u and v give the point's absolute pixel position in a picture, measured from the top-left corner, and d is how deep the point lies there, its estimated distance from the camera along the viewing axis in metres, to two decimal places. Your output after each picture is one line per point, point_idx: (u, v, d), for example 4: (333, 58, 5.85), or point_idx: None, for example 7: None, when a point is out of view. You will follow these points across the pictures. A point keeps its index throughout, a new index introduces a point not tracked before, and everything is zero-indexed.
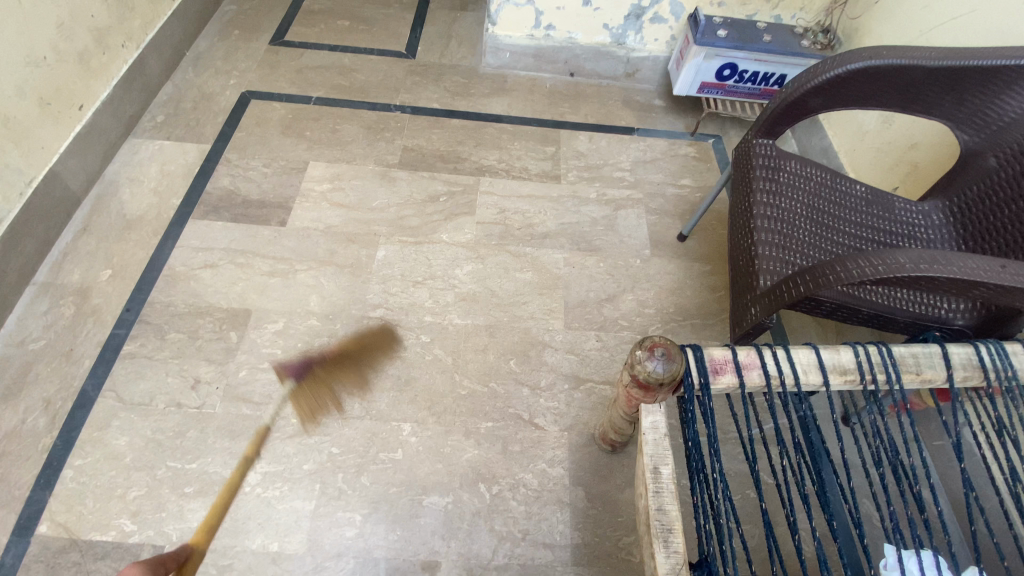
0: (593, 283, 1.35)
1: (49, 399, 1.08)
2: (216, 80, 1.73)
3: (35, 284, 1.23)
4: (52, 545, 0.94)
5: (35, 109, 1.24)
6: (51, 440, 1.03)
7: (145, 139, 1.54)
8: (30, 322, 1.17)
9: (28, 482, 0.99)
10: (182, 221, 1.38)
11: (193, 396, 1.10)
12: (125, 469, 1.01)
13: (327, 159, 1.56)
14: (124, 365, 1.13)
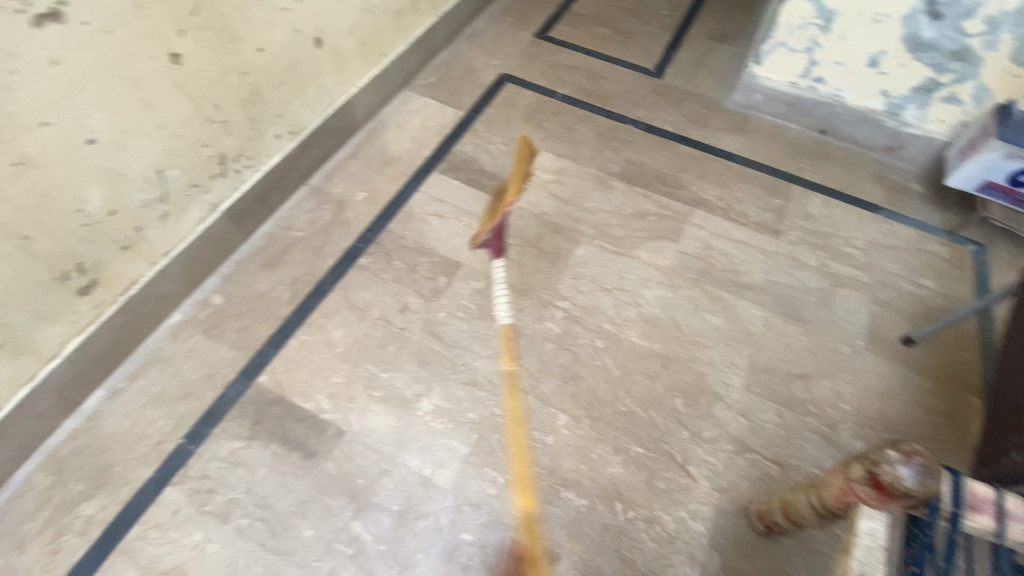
0: (788, 354, 1.26)
1: (295, 279, 1.31)
2: (483, 56, 1.92)
3: (309, 186, 1.49)
4: (268, 393, 1.14)
5: (356, 48, 1.50)
6: (289, 312, 1.26)
7: (416, 92, 1.78)
8: (299, 215, 1.43)
9: (266, 338, 1.22)
10: (426, 170, 1.57)
11: (397, 319, 1.27)
12: (333, 358, 1.20)
13: (557, 150, 1.65)
14: (354, 274, 1.33)
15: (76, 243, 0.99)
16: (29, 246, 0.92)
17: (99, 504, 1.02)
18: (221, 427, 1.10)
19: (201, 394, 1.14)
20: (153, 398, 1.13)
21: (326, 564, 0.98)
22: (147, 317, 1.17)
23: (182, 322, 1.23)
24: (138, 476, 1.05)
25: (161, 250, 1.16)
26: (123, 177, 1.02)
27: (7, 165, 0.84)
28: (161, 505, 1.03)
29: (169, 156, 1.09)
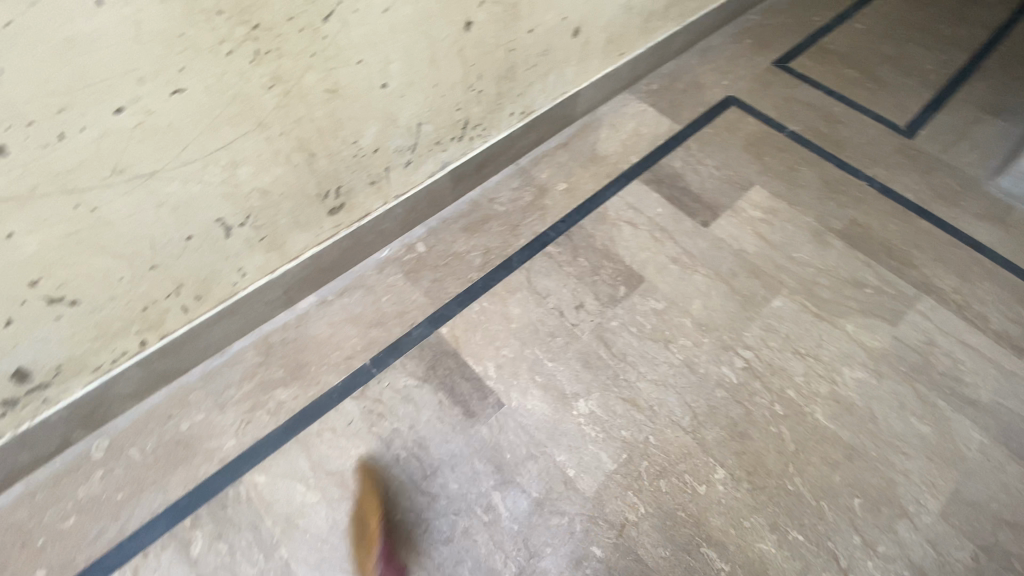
0: (1006, 495, 1.07)
1: (489, 248, 1.37)
2: (712, 73, 1.84)
3: (518, 164, 1.55)
4: (444, 346, 1.22)
5: (602, 44, 1.52)
6: (478, 277, 1.33)
7: (636, 96, 1.75)
8: (504, 189, 1.49)
9: (453, 294, 1.30)
10: (630, 176, 1.55)
11: (573, 315, 1.28)
12: (507, 332, 1.24)
13: (772, 189, 1.53)
14: (542, 259, 1.37)
15: (344, 171, 1.11)
16: (314, 164, 1.04)
17: (292, 393, 1.16)
18: (400, 362, 1.20)
19: (390, 327, 1.25)
20: (351, 318, 1.26)
21: (463, 521, 1.02)
22: (364, 245, 1.30)
23: (387, 258, 1.35)
24: (326, 381, 1.18)
25: (395, 193, 1.27)
26: (394, 123, 1.12)
27: (325, 92, 0.95)
28: (339, 412, 1.14)
29: (431, 111, 1.18)
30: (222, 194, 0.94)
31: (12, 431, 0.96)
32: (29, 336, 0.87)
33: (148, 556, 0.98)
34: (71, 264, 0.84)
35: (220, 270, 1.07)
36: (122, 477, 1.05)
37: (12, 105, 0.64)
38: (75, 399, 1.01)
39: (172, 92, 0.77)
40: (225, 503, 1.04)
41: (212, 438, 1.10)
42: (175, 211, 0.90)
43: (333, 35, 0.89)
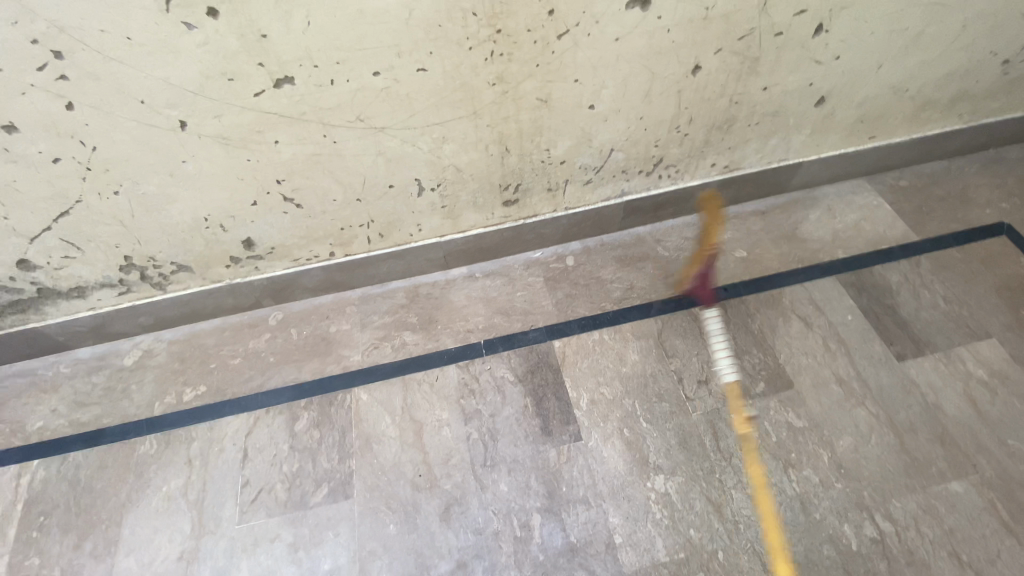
0: None
1: (634, 286, 1.34)
2: (990, 189, 1.49)
3: (702, 216, 1.47)
4: (551, 358, 1.25)
5: (848, 121, 1.35)
6: (611, 308, 1.31)
7: (873, 187, 1.51)
8: (675, 235, 1.43)
9: (581, 315, 1.31)
10: (825, 271, 1.36)
11: (691, 386, 1.19)
12: (615, 373, 1.21)
13: (1014, 351, 1.20)
14: (683, 318, 1.29)
15: (528, 171, 1.20)
16: (505, 158, 1.15)
17: (414, 339, 1.32)
18: (507, 354, 1.27)
19: (513, 321, 1.32)
20: (486, 298, 1.37)
21: (497, 522, 1.05)
22: (523, 241, 1.40)
23: (537, 259, 1.42)
24: (443, 343, 1.30)
25: (567, 204, 1.33)
26: (589, 142, 1.17)
27: (538, 99, 1.04)
28: (441, 373, 1.25)
29: (629, 141, 1.20)
30: (426, 160, 1.11)
31: (230, 280, 1.28)
32: (264, 218, 1.14)
33: (269, 412, 1.22)
34: (306, 177, 1.07)
35: (403, 219, 1.25)
36: (278, 346, 1.33)
37: (311, 51, 0.85)
38: (275, 275, 1.30)
39: (416, 69, 0.92)
40: (332, 401, 1.23)
41: (345, 347, 1.32)
42: (387, 161, 1.08)
43: (562, 52, 0.97)
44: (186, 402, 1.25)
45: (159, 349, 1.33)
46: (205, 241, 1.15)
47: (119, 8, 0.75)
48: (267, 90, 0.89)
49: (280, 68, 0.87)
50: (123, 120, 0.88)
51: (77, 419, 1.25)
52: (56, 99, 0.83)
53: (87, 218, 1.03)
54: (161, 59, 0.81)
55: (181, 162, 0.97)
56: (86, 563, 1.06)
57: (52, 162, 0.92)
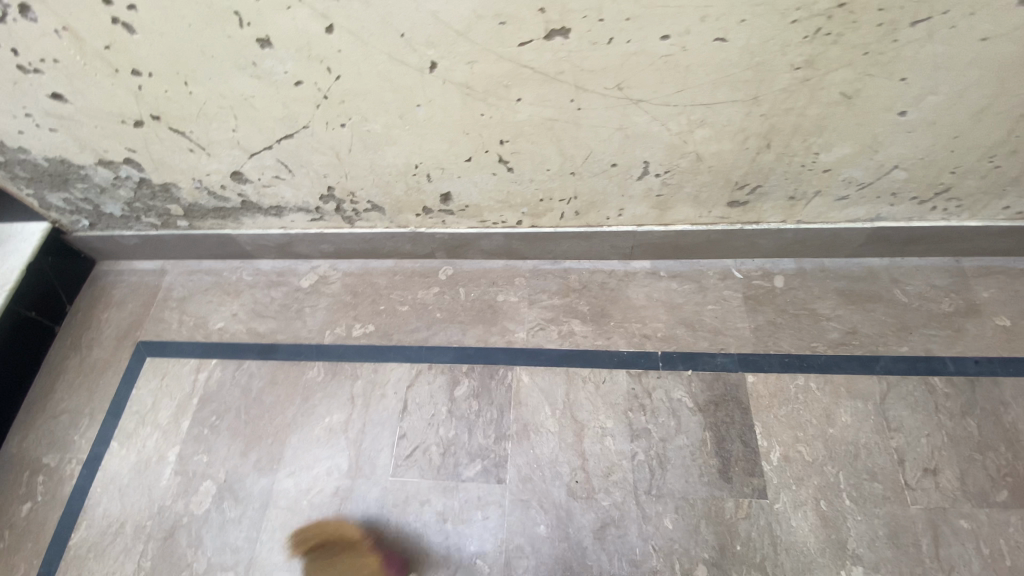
0: None
1: (856, 331, 1.14)
2: None
3: (957, 262, 1.19)
4: (741, 394, 1.09)
5: None
6: (824, 351, 1.12)
7: None
8: (920, 279, 1.18)
9: (784, 351, 1.13)
10: None
11: (912, 472, 0.99)
12: (818, 431, 1.04)
13: None
14: (916, 386, 1.07)
15: (778, 174, 1.00)
16: (761, 155, 0.95)
17: (584, 330, 1.20)
18: (688, 375, 1.12)
19: (699, 337, 1.16)
20: (670, 303, 1.21)
21: (656, 560, 0.95)
22: (727, 248, 1.20)
23: (737, 270, 1.23)
24: (615, 344, 1.17)
25: (800, 218, 1.12)
26: (871, 153, 0.94)
27: (839, 95, 0.82)
28: (610, 377, 1.13)
29: (921, 159, 0.95)
30: (667, 144, 0.93)
31: (416, 227, 1.25)
32: (471, 175, 1.05)
33: (430, 369, 1.20)
34: (531, 141, 0.95)
35: (608, 200, 1.10)
36: (445, 303, 1.29)
37: (604, 2, 0.71)
38: (457, 231, 1.24)
39: (714, 39, 0.74)
40: (492, 374, 1.17)
41: (511, 321, 1.24)
42: (624, 138, 0.93)
43: (907, 41, 0.75)
44: (353, 338, 1.26)
45: (334, 278, 1.35)
46: (406, 186, 1.10)
47: None
48: (535, 41, 0.76)
49: (561, 17, 0.73)
50: (376, 53, 0.80)
51: (254, 329, 1.30)
52: (320, 20, 0.76)
53: (307, 144, 0.99)
54: None
55: (416, 106, 0.89)
56: (251, 471, 1.12)
57: (294, 86, 0.87)
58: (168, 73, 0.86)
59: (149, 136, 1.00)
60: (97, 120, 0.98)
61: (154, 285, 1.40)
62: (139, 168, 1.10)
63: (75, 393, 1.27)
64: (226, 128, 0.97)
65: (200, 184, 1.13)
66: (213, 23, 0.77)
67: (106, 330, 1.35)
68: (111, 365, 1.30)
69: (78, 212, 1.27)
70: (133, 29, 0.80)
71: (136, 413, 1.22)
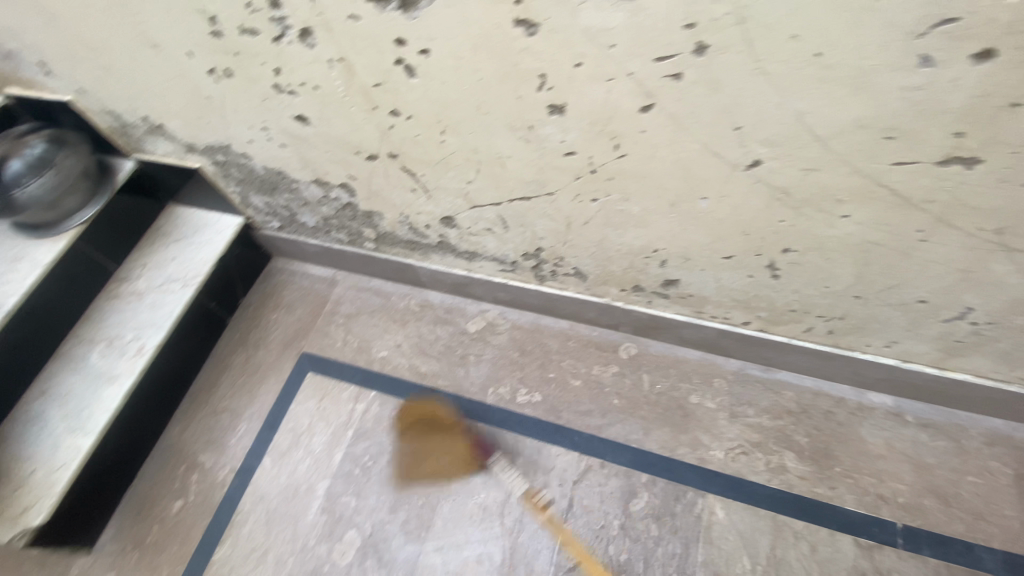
0: None
1: None
2: None
3: None
4: None
5: None
6: None
7: None
8: None
9: None
10: None
11: None
12: None
13: None
14: None
15: None
16: None
17: (799, 470, 0.99)
18: (939, 567, 0.89)
19: (954, 517, 0.92)
20: (916, 461, 0.97)
21: None
22: (1010, 409, 0.95)
23: (1014, 437, 0.97)
24: (841, 499, 0.96)
25: None
26: None
27: None
28: (831, 542, 0.92)
29: None
30: (1018, 297, 0.71)
31: (613, 299, 1.10)
32: (718, 272, 0.88)
33: (603, 467, 1.05)
34: (824, 259, 0.76)
35: (883, 331, 0.87)
36: (625, 388, 1.13)
37: None
38: (660, 314, 1.08)
39: None
40: (678, 496, 1.00)
41: (705, 434, 1.05)
42: (960, 280, 0.71)
43: None
44: (519, 405, 1.15)
45: (504, 328, 1.24)
46: (628, 265, 0.96)
47: (854, 14, 0.47)
48: (919, 163, 0.57)
49: (981, 145, 0.53)
50: (688, 141, 0.65)
51: (415, 368, 1.22)
52: (641, 98, 0.61)
53: (544, 208, 0.87)
54: (828, 91, 0.53)
55: (699, 199, 0.73)
56: (398, 533, 1.04)
57: (564, 155, 0.74)
58: (430, 120, 0.77)
59: (376, 169, 0.93)
60: (331, 145, 0.92)
61: (322, 295, 1.37)
62: (351, 193, 1.04)
63: (236, 393, 1.26)
64: (463, 179, 0.87)
65: (405, 219, 1.05)
66: (507, 81, 0.66)
67: (272, 332, 1.34)
68: (272, 371, 1.28)
69: (273, 214, 1.26)
70: (415, 72, 0.70)
71: (290, 432, 1.19)
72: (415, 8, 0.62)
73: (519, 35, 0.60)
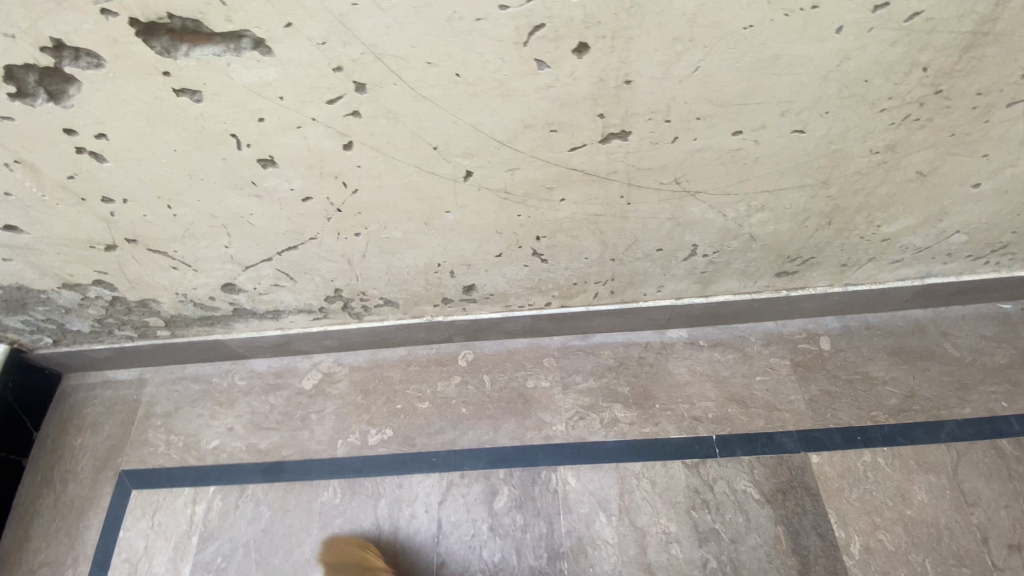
0: None
1: (914, 394, 1.07)
2: None
3: (1001, 308, 1.15)
4: (808, 478, 1.01)
5: None
6: (886, 421, 1.05)
7: None
8: (968, 329, 1.13)
9: (844, 424, 1.05)
10: None
11: (999, 552, 0.93)
12: (896, 515, 0.97)
13: None
14: (985, 451, 1.01)
15: (834, 247, 0.92)
16: (819, 232, 0.87)
17: (628, 417, 1.11)
18: (749, 461, 1.03)
19: (752, 415, 1.08)
20: (714, 378, 1.13)
21: None
22: (769, 312, 1.13)
23: (780, 333, 1.16)
24: (665, 431, 1.08)
25: (849, 281, 1.05)
26: (936, 222, 0.86)
27: (915, 174, 0.75)
28: (666, 472, 1.04)
29: (985, 225, 0.89)
30: (720, 228, 0.85)
31: (431, 316, 1.12)
32: (500, 269, 0.94)
33: (463, 478, 1.07)
34: (570, 236, 0.86)
35: (649, 280, 1.01)
36: (469, 396, 1.16)
37: (673, 104, 0.61)
38: (478, 317, 1.12)
39: (792, 131, 0.66)
40: (534, 480, 1.05)
41: (547, 412, 1.13)
42: (676, 224, 0.83)
43: (997, 121, 0.67)
44: (371, 447, 1.12)
45: (340, 376, 1.20)
46: (426, 283, 0.98)
47: (463, 36, 0.52)
48: (587, 144, 0.66)
49: (622, 121, 0.63)
50: (402, 165, 0.68)
51: (256, 445, 1.15)
52: (336, 137, 0.63)
53: (314, 253, 0.87)
54: (484, 102, 0.59)
55: (445, 212, 0.77)
56: None
57: (301, 201, 0.74)
58: (149, 197, 0.73)
59: (123, 258, 0.86)
60: (60, 247, 0.83)
61: (134, 400, 1.23)
62: (112, 288, 0.95)
63: (52, 541, 1.09)
64: (221, 245, 0.83)
65: (185, 297, 0.99)
66: (203, 146, 0.64)
67: (80, 460, 1.17)
68: (90, 504, 1.12)
69: (38, 330, 1.10)
70: (105, 157, 0.66)
71: (125, 563, 1.05)
72: (66, 97, 0.58)
73: (187, 102, 0.59)
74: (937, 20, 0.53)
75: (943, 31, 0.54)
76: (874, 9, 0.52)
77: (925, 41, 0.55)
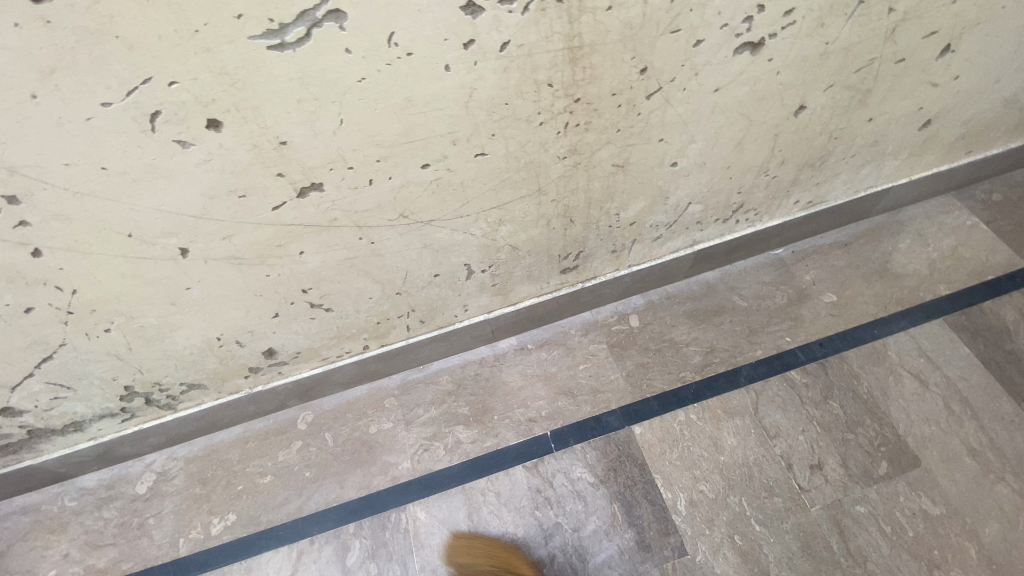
0: None
1: (714, 348, 1.18)
2: None
3: (775, 255, 1.30)
4: (634, 450, 1.08)
5: (952, 138, 1.16)
6: (693, 378, 1.15)
7: (963, 206, 1.34)
8: (751, 280, 1.27)
9: (659, 391, 1.14)
10: (928, 313, 1.19)
11: (802, 474, 1.03)
12: (712, 463, 1.05)
13: None
14: (779, 385, 1.13)
15: (593, 237, 1.01)
16: (569, 227, 0.96)
17: (469, 436, 1.13)
18: (581, 448, 1.09)
19: (580, 404, 1.14)
20: (543, 377, 1.18)
21: None
22: (578, 305, 1.22)
23: (595, 321, 1.25)
24: (504, 440, 1.12)
25: (631, 262, 1.15)
26: (665, 199, 0.97)
27: (613, 166, 0.84)
28: (508, 480, 1.07)
29: (710, 193, 1.01)
30: (477, 244, 0.91)
31: (250, 388, 1.09)
32: (289, 327, 0.94)
33: (313, 543, 1.04)
34: (338, 282, 0.87)
35: (448, 303, 1.06)
36: (312, 458, 1.14)
37: (344, 153, 0.65)
38: (300, 377, 1.11)
39: (474, 155, 0.73)
40: (384, 524, 1.05)
41: (391, 453, 1.12)
42: (432, 251, 0.88)
43: (649, 111, 0.76)
44: (215, 537, 1.07)
45: (175, 471, 1.15)
46: (220, 358, 0.97)
47: (86, 135, 0.54)
48: (288, 202, 0.69)
49: (306, 176, 0.66)
50: (108, 258, 0.68)
51: (93, 565, 1.05)
52: (18, 248, 0.63)
53: (76, 358, 0.84)
54: (151, 186, 0.61)
55: (186, 288, 0.78)
56: None
57: (24, 313, 0.72)
58: None
59: None
60: None
61: None
62: None
63: None
64: None
65: None
66: None
67: None
68: None
69: None
70: None
71: None
72: None
73: None
74: (529, 45, 0.61)
75: (540, 52, 0.63)
76: (465, 47, 0.59)
77: (531, 63, 0.63)
